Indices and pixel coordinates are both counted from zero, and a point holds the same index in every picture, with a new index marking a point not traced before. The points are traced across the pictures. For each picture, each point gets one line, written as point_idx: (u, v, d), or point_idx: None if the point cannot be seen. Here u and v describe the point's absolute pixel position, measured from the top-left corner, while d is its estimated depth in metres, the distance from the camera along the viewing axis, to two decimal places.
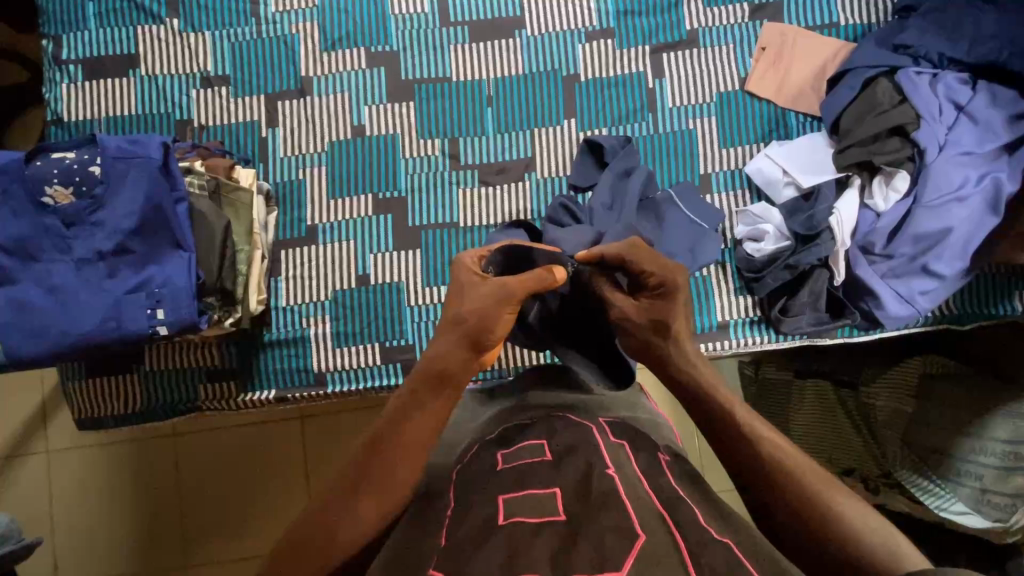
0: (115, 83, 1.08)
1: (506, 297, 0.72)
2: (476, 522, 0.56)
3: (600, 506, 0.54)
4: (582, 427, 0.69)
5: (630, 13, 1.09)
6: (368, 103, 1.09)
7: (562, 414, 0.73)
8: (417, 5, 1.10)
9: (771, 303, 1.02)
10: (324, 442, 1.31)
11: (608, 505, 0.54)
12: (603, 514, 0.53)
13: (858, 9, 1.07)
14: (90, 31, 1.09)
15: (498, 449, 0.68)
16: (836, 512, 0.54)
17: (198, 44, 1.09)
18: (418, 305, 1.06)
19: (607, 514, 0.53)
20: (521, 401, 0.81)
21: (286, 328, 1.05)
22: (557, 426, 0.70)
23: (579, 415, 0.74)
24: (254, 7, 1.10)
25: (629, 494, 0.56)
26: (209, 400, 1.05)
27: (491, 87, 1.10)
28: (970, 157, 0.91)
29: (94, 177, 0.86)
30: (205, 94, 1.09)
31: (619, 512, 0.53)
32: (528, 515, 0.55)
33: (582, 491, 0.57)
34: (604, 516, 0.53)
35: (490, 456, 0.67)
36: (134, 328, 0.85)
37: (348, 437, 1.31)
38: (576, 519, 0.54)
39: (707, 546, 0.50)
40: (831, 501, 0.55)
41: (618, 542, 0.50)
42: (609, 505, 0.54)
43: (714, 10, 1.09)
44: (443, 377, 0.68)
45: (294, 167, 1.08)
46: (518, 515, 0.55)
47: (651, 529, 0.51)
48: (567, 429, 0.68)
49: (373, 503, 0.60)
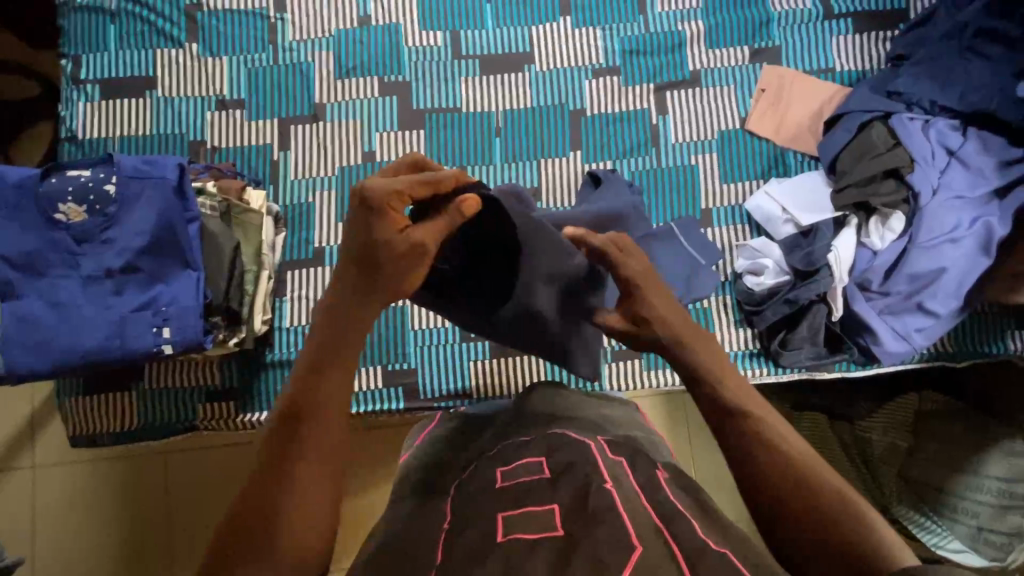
0: (131, 104, 1.10)
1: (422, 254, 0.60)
2: (476, 537, 0.55)
3: (598, 521, 0.54)
4: (582, 444, 0.66)
5: (636, 53, 1.14)
6: (379, 130, 1.12)
7: (563, 431, 0.72)
8: (431, 39, 1.14)
9: (770, 336, 1.04)
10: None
11: (606, 519, 0.54)
12: (602, 526, 0.53)
13: (854, 56, 1.13)
14: (109, 52, 1.11)
15: (498, 466, 0.65)
16: (841, 534, 0.54)
17: (215, 68, 1.12)
18: (423, 328, 1.07)
19: (605, 531, 0.53)
20: (521, 412, 0.80)
21: (288, 349, 1.05)
22: (559, 442, 0.67)
23: (579, 433, 0.72)
24: (271, 35, 1.13)
25: (628, 510, 0.55)
26: (207, 420, 1.04)
27: (500, 118, 1.13)
28: (962, 201, 0.94)
29: (108, 196, 0.87)
30: (219, 117, 1.11)
31: (616, 526, 0.53)
32: (527, 531, 0.55)
33: (581, 504, 0.57)
34: (602, 528, 0.53)
35: (487, 471, 0.65)
36: (139, 346, 0.85)
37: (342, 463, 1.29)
38: (574, 532, 0.54)
39: (705, 556, 0.50)
40: (834, 520, 0.55)
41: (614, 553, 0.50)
42: (608, 519, 0.54)
43: (716, 52, 1.14)
44: (343, 314, 0.62)
45: (304, 191, 1.10)
46: (517, 531, 0.55)
47: (647, 542, 0.51)
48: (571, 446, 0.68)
49: (311, 465, 0.59)
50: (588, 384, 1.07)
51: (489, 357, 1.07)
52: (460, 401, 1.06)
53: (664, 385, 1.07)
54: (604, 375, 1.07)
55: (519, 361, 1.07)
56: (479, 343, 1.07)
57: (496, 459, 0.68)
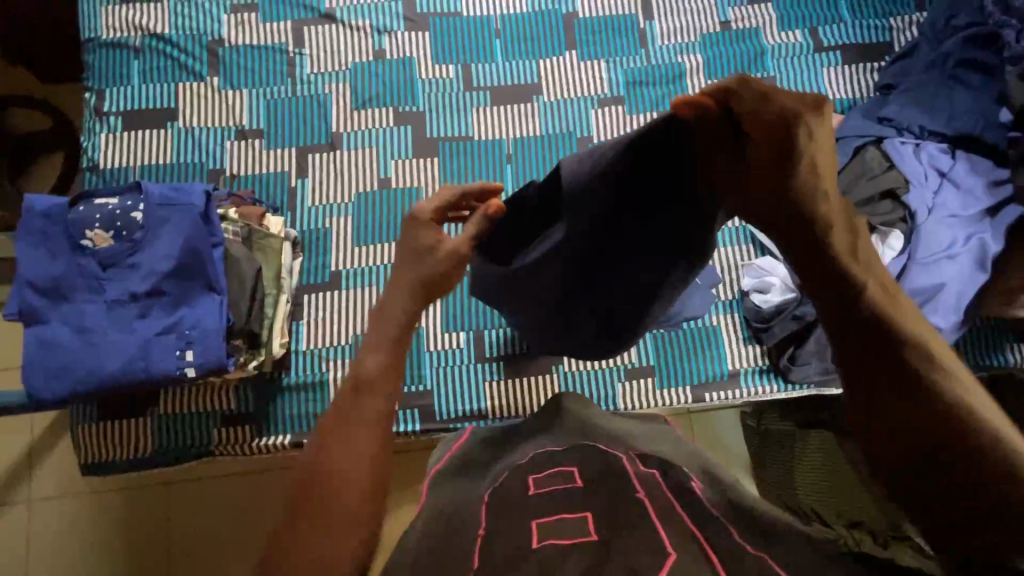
0: (153, 134, 1.14)
1: (459, 258, 0.66)
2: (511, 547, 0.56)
3: (632, 527, 0.55)
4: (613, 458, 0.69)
5: (639, 84, 1.20)
6: (394, 158, 1.16)
7: (594, 445, 0.73)
8: (443, 71, 1.20)
9: (779, 353, 1.06)
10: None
11: (640, 525, 0.55)
12: (636, 533, 0.54)
13: (844, 85, 1.19)
14: (133, 85, 1.15)
15: (529, 474, 0.68)
16: None
17: (235, 100, 1.16)
18: (439, 349, 1.08)
19: (640, 537, 0.54)
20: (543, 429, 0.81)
21: (305, 372, 1.06)
22: (591, 454, 0.70)
23: (610, 446, 0.74)
24: (290, 69, 1.18)
25: (660, 518, 0.56)
26: (222, 445, 1.03)
27: (510, 146, 1.17)
28: (956, 219, 0.99)
29: (135, 223, 0.89)
30: (238, 146, 1.14)
31: (651, 533, 0.54)
32: (559, 537, 0.55)
33: (613, 512, 0.58)
34: (636, 534, 0.54)
35: (518, 479, 0.68)
36: (161, 368, 0.86)
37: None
38: (608, 537, 0.54)
39: (740, 559, 0.51)
40: None
41: (651, 557, 0.51)
42: (642, 526, 0.55)
43: (715, 82, 1.20)
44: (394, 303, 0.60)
45: (321, 217, 1.13)
46: (551, 537, 0.55)
47: (681, 547, 0.52)
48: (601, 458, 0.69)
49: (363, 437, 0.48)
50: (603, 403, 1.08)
51: (503, 378, 1.08)
52: (476, 423, 1.06)
53: (678, 403, 1.08)
54: (617, 394, 1.08)
55: (535, 382, 1.08)
56: (494, 364, 1.08)
57: (530, 466, 0.70)
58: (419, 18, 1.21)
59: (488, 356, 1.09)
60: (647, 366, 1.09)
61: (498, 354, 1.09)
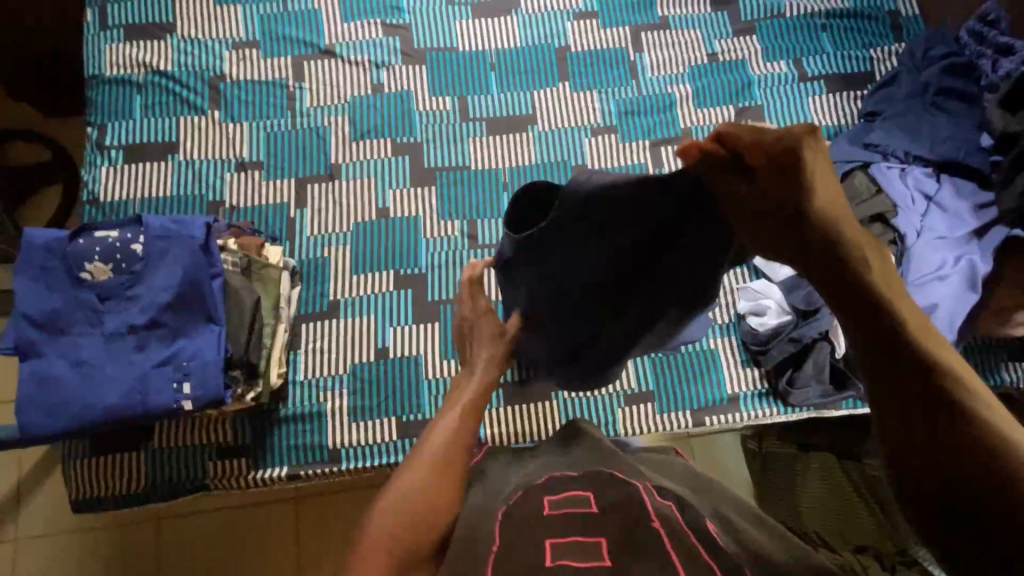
0: (153, 167, 1.15)
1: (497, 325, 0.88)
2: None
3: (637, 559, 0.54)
4: (627, 485, 0.66)
5: (631, 113, 1.23)
6: (392, 188, 1.17)
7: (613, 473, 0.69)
8: (440, 104, 1.23)
9: (778, 375, 1.07)
10: (326, 526, 1.25)
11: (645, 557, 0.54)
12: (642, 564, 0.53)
13: (830, 113, 1.23)
14: (134, 120, 1.17)
15: (543, 494, 0.66)
16: None
17: (235, 133, 1.18)
18: (437, 377, 1.08)
19: None
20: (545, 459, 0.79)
21: (302, 403, 1.05)
22: (605, 481, 0.67)
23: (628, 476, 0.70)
24: (290, 102, 1.21)
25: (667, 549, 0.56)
26: (218, 478, 1.02)
27: (506, 175, 1.19)
28: (945, 241, 1.01)
29: (135, 255, 0.89)
30: (238, 177, 1.16)
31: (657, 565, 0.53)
32: (574, 561, 0.55)
33: (618, 543, 0.57)
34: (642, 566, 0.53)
35: (533, 499, 0.65)
36: (158, 401, 0.85)
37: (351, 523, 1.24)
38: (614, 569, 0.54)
39: None
40: None
41: None
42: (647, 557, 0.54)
43: (704, 111, 1.23)
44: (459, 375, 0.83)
45: (320, 246, 1.13)
46: (566, 560, 0.55)
47: None
48: (616, 485, 0.66)
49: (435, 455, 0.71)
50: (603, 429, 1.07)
51: (502, 405, 1.08)
52: None
53: (678, 428, 1.07)
54: (617, 420, 1.08)
55: (534, 409, 1.08)
56: (493, 392, 1.08)
57: (544, 486, 0.68)
58: (416, 53, 1.25)
59: None
60: (646, 391, 1.09)
61: (497, 382, 1.08)
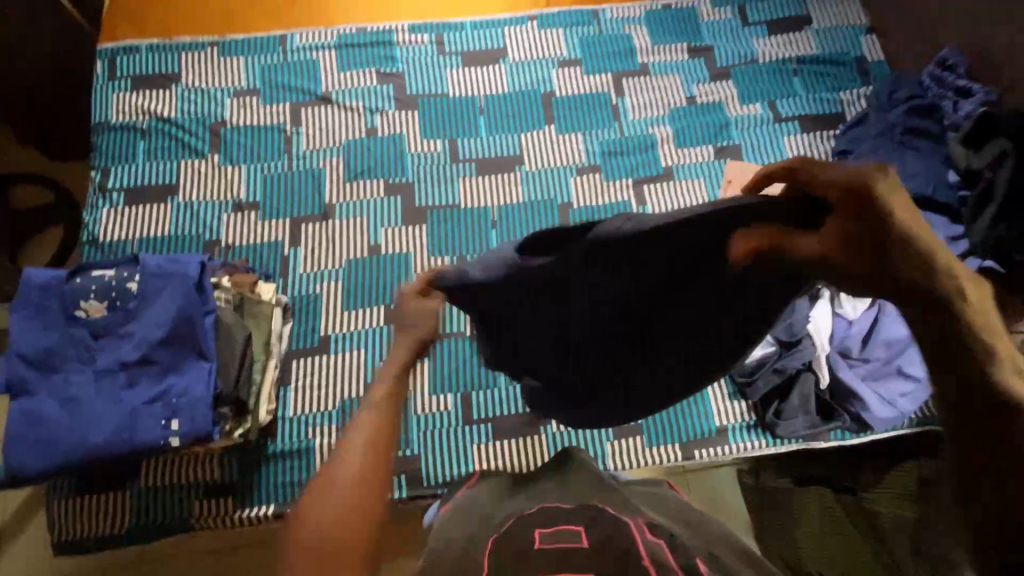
0: (153, 208, 1.19)
1: None
2: None
3: None
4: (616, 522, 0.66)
5: (614, 153, 1.28)
6: (384, 226, 1.21)
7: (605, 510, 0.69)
8: (432, 146, 1.28)
9: (764, 407, 1.07)
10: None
11: None
12: None
13: (805, 151, 1.28)
14: (137, 163, 1.22)
15: (537, 528, 0.65)
16: None
17: (234, 175, 1.23)
18: (426, 412, 1.08)
19: None
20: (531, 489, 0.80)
21: (291, 439, 1.05)
22: (596, 518, 0.67)
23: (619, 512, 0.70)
24: (287, 146, 1.26)
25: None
26: (204, 518, 1.00)
27: (495, 213, 1.23)
28: None
29: (130, 292, 0.92)
30: (235, 217, 1.20)
31: None
32: None
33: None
34: None
35: (524, 533, 0.65)
36: (147, 439, 0.85)
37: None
38: None
39: None
40: None
41: None
42: None
43: (684, 150, 1.28)
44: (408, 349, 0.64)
45: (313, 283, 1.16)
46: None
47: None
48: (606, 524, 0.65)
49: None
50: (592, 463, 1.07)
51: (491, 440, 1.07)
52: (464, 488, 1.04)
53: (667, 461, 1.07)
54: (606, 454, 1.07)
55: (523, 444, 1.08)
56: (482, 426, 1.08)
57: (535, 521, 0.67)
58: (409, 99, 1.31)
59: (476, 418, 1.09)
60: (635, 424, 1.09)
61: (486, 417, 1.09)
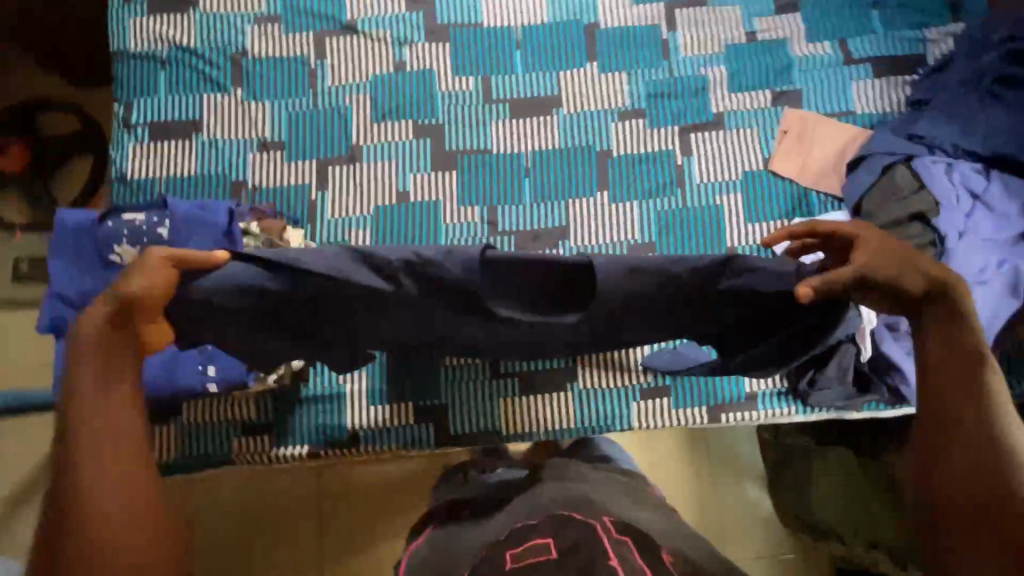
0: (179, 146, 1.15)
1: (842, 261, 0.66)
2: None
3: None
4: (587, 525, 0.74)
5: (662, 96, 1.18)
6: (413, 171, 1.16)
7: (570, 517, 0.76)
8: (463, 83, 1.19)
9: (798, 376, 1.05)
10: (361, 496, 1.31)
11: None
12: None
13: (876, 99, 1.16)
14: (159, 96, 1.17)
15: (508, 548, 0.72)
16: None
17: (258, 112, 1.17)
18: (455, 364, 1.09)
19: None
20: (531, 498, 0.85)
21: (321, 385, 1.07)
22: (564, 523, 0.74)
23: (586, 515, 0.77)
24: (311, 80, 1.19)
25: None
26: (242, 454, 1.06)
27: (529, 159, 1.17)
28: (989, 244, 0.96)
29: (161, 238, 0.91)
30: (260, 158, 1.16)
31: None
32: None
33: None
34: None
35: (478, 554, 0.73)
36: (186, 383, 0.89)
37: (395, 495, 1.30)
38: None
39: None
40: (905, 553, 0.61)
41: None
42: None
43: (740, 94, 1.18)
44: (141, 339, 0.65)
45: (340, 230, 1.13)
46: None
47: None
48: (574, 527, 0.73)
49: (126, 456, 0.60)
50: (618, 422, 1.07)
51: (519, 395, 1.09)
52: (492, 440, 1.07)
53: (691, 424, 1.07)
54: (631, 413, 1.07)
55: (550, 399, 1.08)
56: (510, 380, 1.09)
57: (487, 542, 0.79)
58: (439, 29, 1.21)
59: (503, 372, 1.09)
60: (663, 386, 1.08)
61: (514, 371, 1.09)
